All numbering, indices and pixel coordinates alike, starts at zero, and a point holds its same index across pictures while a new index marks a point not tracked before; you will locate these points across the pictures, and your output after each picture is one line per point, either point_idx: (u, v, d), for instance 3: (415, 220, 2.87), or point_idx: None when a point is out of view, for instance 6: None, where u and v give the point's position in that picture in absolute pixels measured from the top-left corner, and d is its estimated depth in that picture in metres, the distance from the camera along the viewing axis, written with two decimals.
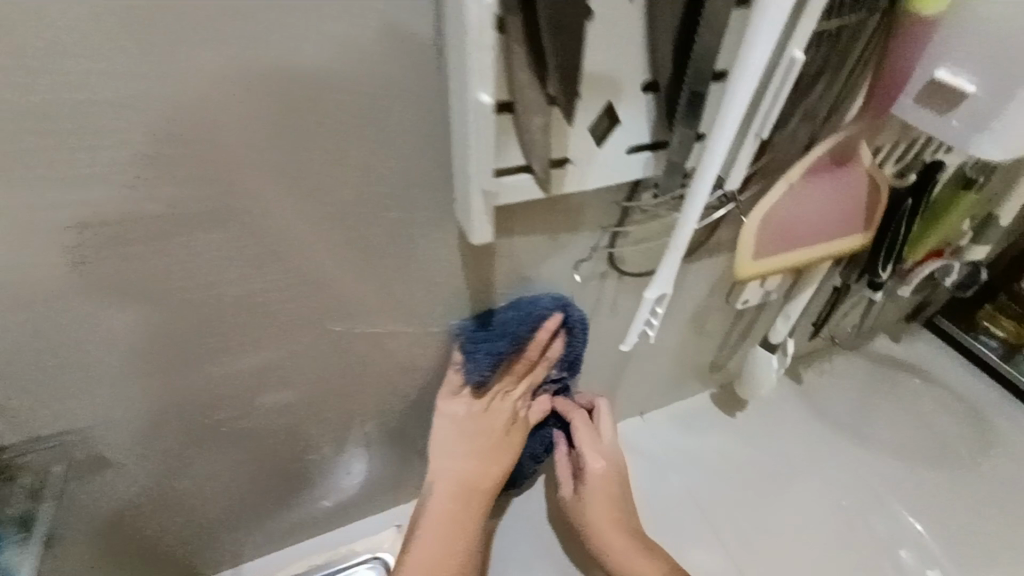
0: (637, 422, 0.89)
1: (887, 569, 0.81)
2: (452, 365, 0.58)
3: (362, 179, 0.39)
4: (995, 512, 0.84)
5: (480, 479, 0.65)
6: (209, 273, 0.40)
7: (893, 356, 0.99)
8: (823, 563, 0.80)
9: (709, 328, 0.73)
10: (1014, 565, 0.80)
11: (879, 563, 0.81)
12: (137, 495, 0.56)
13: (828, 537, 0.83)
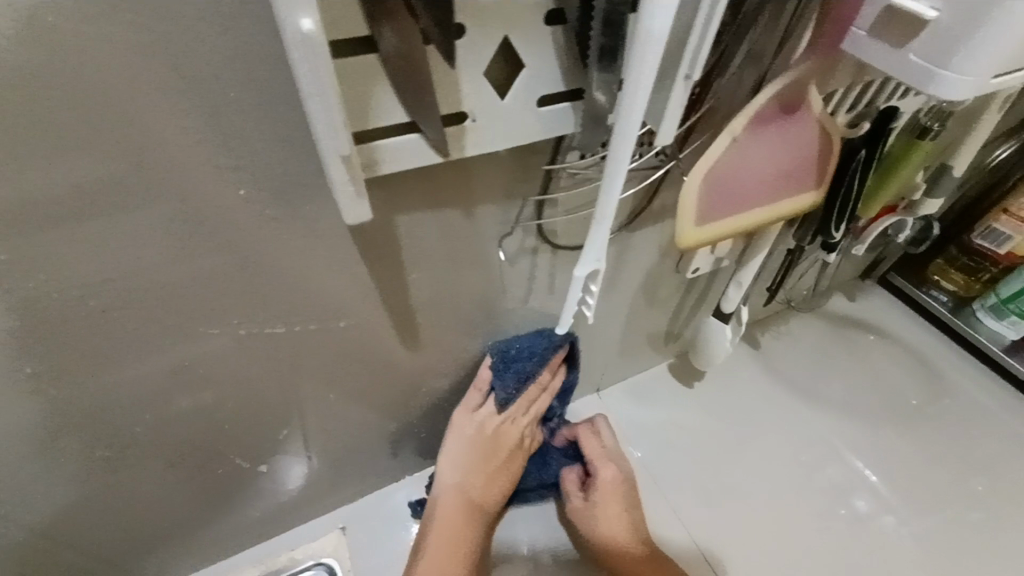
0: (593, 399, 0.85)
1: (843, 519, 0.80)
2: (375, 358, 0.52)
3: (212, 149, 0.31)
4: (946, 461, 0.85)
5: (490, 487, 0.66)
6: (38, 271, 0.32)
7: (848, 315, 0.98)
8: (785, 519, 0.79)
9: (660, 299, 0.68)
10: (965, 511, 0.81)
11: (836, 512, 0.81)
12: (8, 534, 0.48)
13: (788, 493, 0.81)
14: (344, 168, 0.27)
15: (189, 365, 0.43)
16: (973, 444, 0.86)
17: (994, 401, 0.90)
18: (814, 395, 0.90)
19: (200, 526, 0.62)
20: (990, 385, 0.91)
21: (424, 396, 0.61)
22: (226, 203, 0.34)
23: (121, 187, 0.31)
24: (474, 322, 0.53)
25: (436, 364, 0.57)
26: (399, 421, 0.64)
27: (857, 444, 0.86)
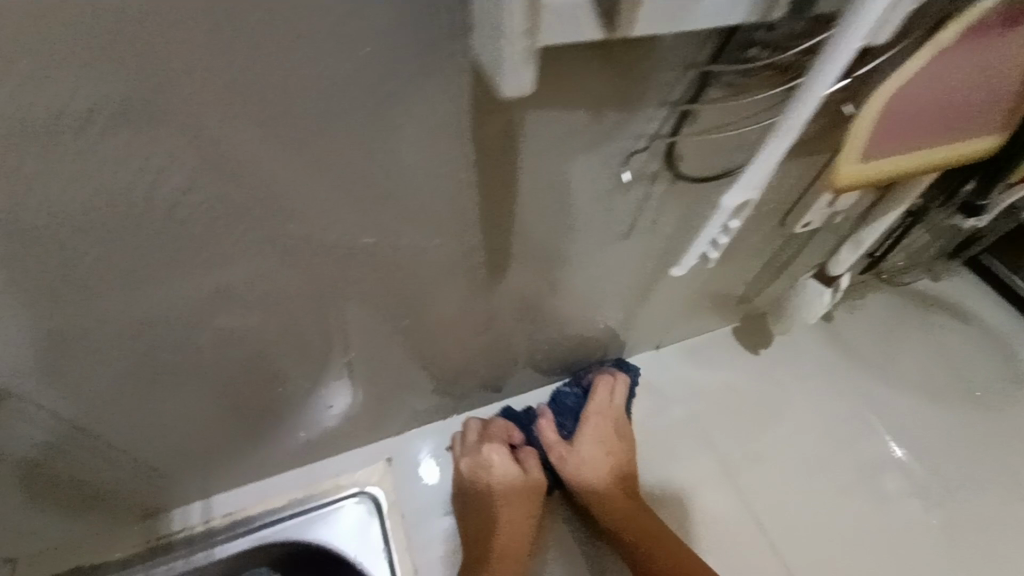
0: (650, 354, 0.80)
1: (876, 495, 0.74)
2: (455, 286, 0.46)
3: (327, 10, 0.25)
4: None
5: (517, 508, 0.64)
6: (98, 132, 0.26)
7: (931, 296, 0.91)
8: (811, 484, 0.74)
9: (752, 252, 0.62)
10: None
11: (871, 489, 0.75)
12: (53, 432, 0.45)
13: (818, 459, 0.76)
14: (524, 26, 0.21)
15: (255, 273, 0.38)
16: None
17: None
18: (887, 372, 0.84)
19: (244, 442, 0.59)
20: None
21: (488, 331, 0.56)
22: (327, 73, 0.27)
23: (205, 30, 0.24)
24: (563, 257, 0.47)
25: (510, 298, 0.52)
26: (458, 355, 0.59)
27: (934, 432, 0.80)
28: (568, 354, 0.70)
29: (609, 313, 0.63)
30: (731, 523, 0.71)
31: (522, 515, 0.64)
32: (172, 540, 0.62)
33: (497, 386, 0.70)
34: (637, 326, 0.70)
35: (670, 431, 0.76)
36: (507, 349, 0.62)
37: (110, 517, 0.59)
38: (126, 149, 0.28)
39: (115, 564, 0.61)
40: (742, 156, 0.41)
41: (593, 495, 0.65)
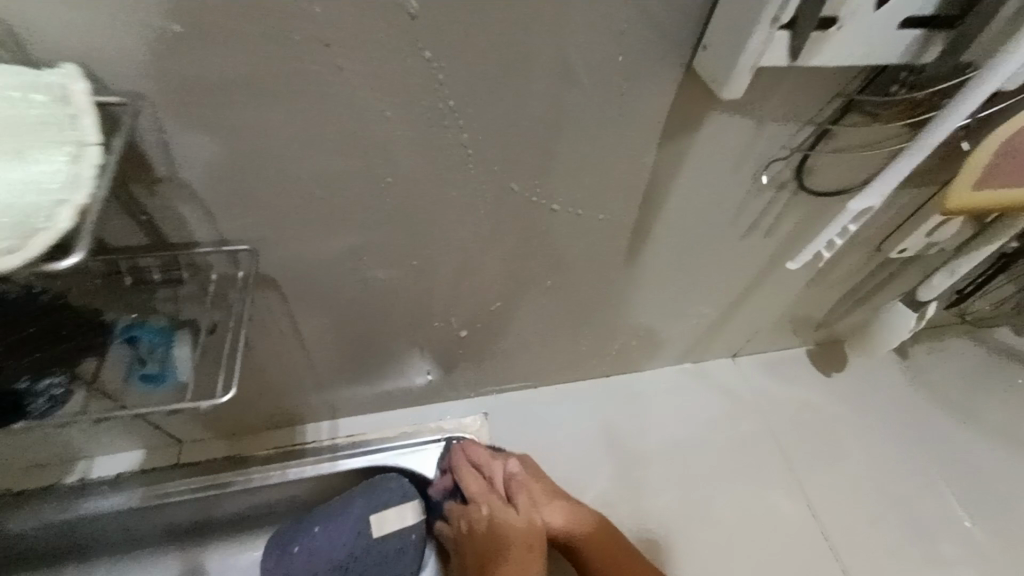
0: (728, 363, 0.86)
1: (930, 528, 0.76)
2: (592, 258, 0.55)
3: (598, 29, 0.35)
4: None
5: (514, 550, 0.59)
6: (437, 95, 0.37)
7: (1014, 348, 0.93)
8: (861, 511, 0.76)
9: (843, 274, 0.68)
10: None
11: (924, 522, 0.77)
12: (269, 329, 0.56)
13: (871, 489, 0.78)
14: (767, 30, 0.32)
15: (467, 220, 0.48)
16: None
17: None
18: (958, 414, 0.86)
19: (384, 370, 0.69)
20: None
21: (606, 306, 0.64)
22: (581, 74, 0.37)
23: (542, 32, 0.35)
24: (687, 245, 0.56)
25: (636, 276, 0.60)
26: (573, 325, 0.68)
27: (1001, 475, 0.82)
28: (658, 346, 0.77)
29: (705, 311, 0.70)
30: (794, 538, 0.73)
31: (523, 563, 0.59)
32: (305, 447, 0.72)
33: (587, 366, 0.78)
34: (724, 331, 0.76)
35: (738, 435, 0.80)
36: (615, 329, 0.70)
37: (266, 413, 0.70)
38: (442, 109, 0.38)
39: (259, 459, 0.70)
40: (862, 177, 0.48)
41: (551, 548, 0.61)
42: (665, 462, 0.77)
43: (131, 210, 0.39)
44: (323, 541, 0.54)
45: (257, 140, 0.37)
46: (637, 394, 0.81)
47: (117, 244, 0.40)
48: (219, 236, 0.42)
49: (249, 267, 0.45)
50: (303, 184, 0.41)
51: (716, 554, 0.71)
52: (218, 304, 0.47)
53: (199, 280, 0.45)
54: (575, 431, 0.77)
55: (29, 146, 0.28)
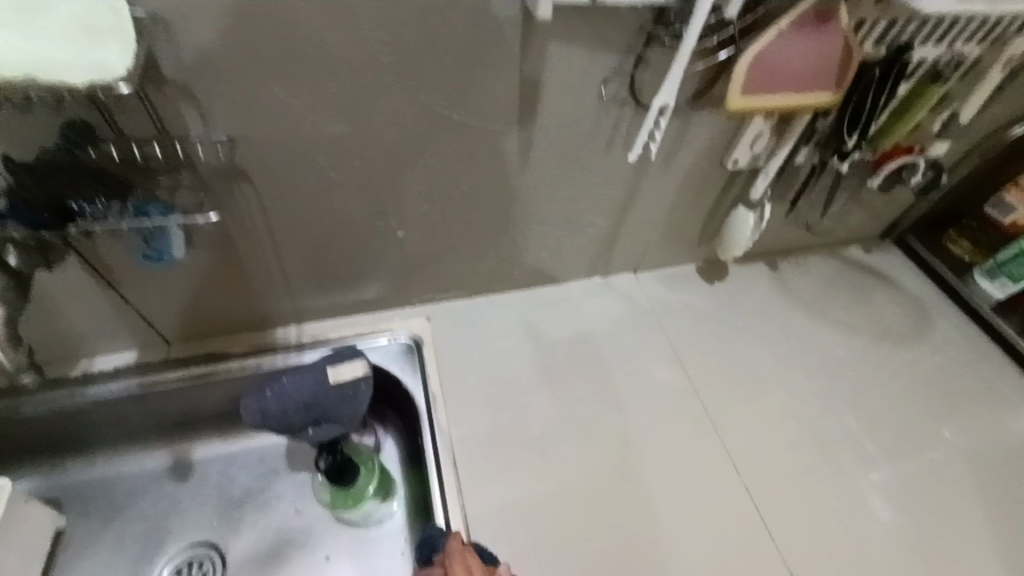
0: (630, 277, 1.02)
1: (796, 404, 0.91)
2: (491, 164, 0.73)
3: None
4: (924, 387, 0.96)
5: None
6: (357, 22, 0.55)
7: (863, 263, 1.11)
8: (748, 403, 0.90)
9: (702, 189, 0.86)
10: (929, 430, 0.91)
11: (790, 403, 0.91)
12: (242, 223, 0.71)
13: (746, 374, 0.94)
14: None
15: (389, 128, 0.65)
16: (947, 374, 0.98)
17: (986, 359, 1.00)
18: (816, 310, 1.03)
19: (336, 276, 0.85)
20: (987, 345, 1.02)
21: (512, 212, 0.81)
22: (456, 8, 0.56)
23: None
24: (565, 152, 0.74)
25: (534, 184, 0.77)
26: (490, 234, 0.84)
27: (849, 358, 0.98)
28: (564, 258, 0.93)
29: (596, 221, 0.87)
30: (670, 399, 0.89)
31: None
32: (276, 344, 0.87)
33: (507, 278, 0.94)
34: (618, 246, 0.94)
35: (639, 335, 0.95)
36: (525, 238, 0.87)
37: (244, 314, 0.86)
38: (363, 32, 0.55)
39: (238, 354, 0.86)
40: (686, 94, 0.69)
41: None
42: (577, 349, 0.93)
43: (144, 102, 0.55)
44: (291, 386, 0.69)
45: (233, 50, 0.54)
46: (555, 299, 0.98)
47: (133, 132, 0.57)
48: (207, 126, 0.59)
49: (227, 154, 0.61)
50: (269, 91, 0.58)
51: (599, 415, 0.86)
52: (206, 189, 0.64)
53: (191, 163, 0.61)
54: (498, 328, 0.94)
55: (86, 44, 0.45)
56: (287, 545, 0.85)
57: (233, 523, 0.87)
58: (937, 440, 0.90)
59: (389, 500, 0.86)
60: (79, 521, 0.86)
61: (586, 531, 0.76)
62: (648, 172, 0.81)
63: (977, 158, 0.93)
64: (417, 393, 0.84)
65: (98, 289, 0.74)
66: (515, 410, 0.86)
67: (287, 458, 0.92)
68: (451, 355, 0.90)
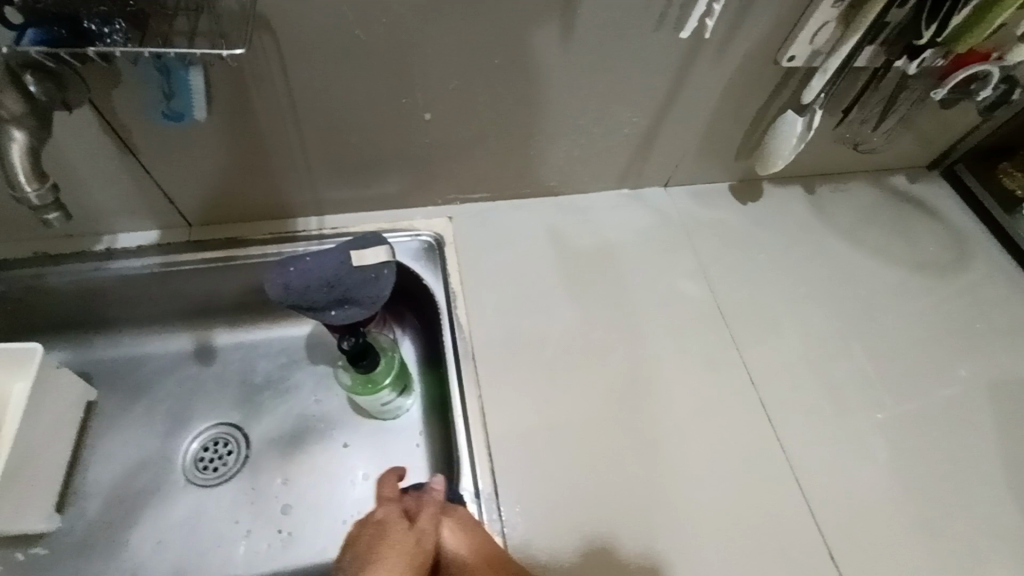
0: (660, 190, 0.98)
1: (816, 328, 0.89)
2: (528, 38, 0.69)
3: None
4: (955, 322, 0.92)
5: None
6: None
7: (907, 193, 1.03)
8: (767, 321, 0.88)
9: (751, 90, 0.80)
10: (949, 368, 0.88)
11: (812, 327, 0.89)
12: (263, 83, 0.68)
13: (772, 294, 0.91)
14: None
15: None
16: (980, 312, 0.93)
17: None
18: (850, 238, 0.97)
19: (357, 165, 0.82)
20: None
21: (543, 100, 0.77)
22: None
23: None
24: (608, 28, 0.69)
25: (569, 67, 0.73)
26: (519, 126, 0.81)
27: (880, 288, 0.94)
28: (594, 161, 0.89)
29: (632, 119, 0.82)
30: (691, 313, 0.87)
31: None
32: (297, 234, 0.86)
33: (531, 181, 0.91)
34: (652, 152, 0.89)
35: (662, 247, 0.92)
36: (556, 133, 0.83)
37: (264, 199, 0.84)
38: None
39: (260, 241, 0.85)
40: None
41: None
42: (598, 257, 0.90)
43: None
44: (313, 265, 0.69)
45: None
46: (578, 208, 0.94)
47: None
48: None
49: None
50: None
51: (618, 322, 0.85)
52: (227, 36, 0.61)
53: (210, 4, 0.59)
54: (519, 233, 0.91)
55: None
56: (307, 430, 0.88)
57: (256, 407, 0.90)
58: (953, 370, 0.88)
59: (406, 395, 0.86)
60: (109, 396, 0.89)
61: (598, 429, 0.77)
62: (697, 64, 0.75)
63: None
64: (437, 291, 0.84)
65: (117, 154, 0.72)
66: (534, 312, 0.84)
67: (307, 350, 0.94)
68: (469, 256, 0.88)
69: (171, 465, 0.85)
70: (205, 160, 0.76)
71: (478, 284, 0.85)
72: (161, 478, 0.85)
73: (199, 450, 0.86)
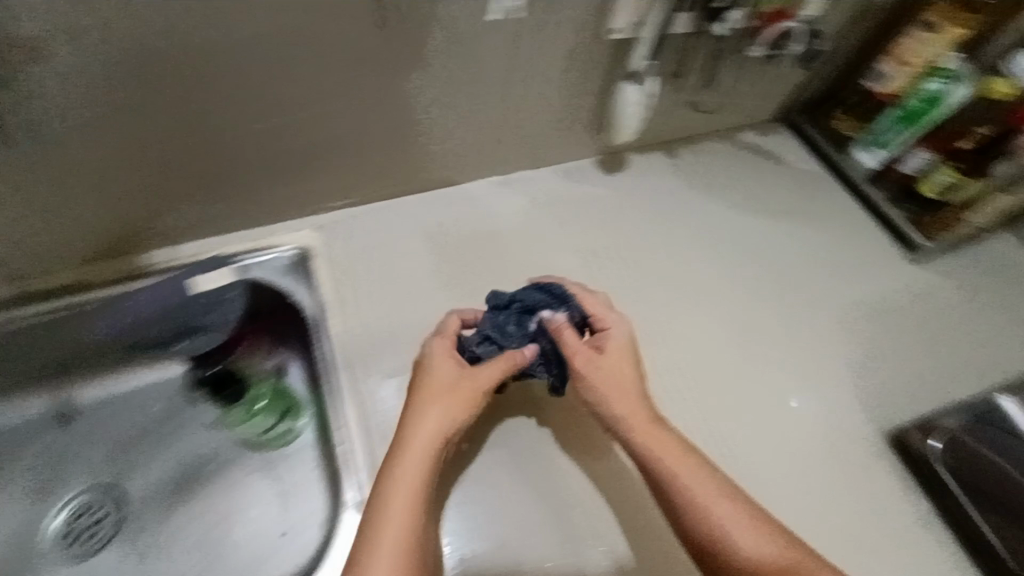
0: (531, 174, 0.99)
1: (689, 287, 0.91)
2: (341, 35, 0.66)
3: None
4: (817, 258, 0.96)
5: (426, 400, 0.66)
6: None
7: (757, 146, 1.09)
8: (643, 286, 0.91)
9: (584, 65, 0.81)
10: (819, 302, 0.92)
11: (686, 285, 0.92)
12: (52, 114, 0.62)
13: (644, 260, 0.94)
14: None
15: None
16: (838, 247, 0.97)
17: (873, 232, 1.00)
18: (710, 192, 1.02)
19: (196, 187, 0.77)
20: (862, 214, 1.02)
21: (379, 97, 0.75)
22: None
23: None
24: (424, 19, 0.68)
25: (395, 61, 0.71)
26: (360, 125, 0.78)
27: (746, 238, 0.97)
28: (451, 153, 0.88)
29: (477, 106, 0.81)
30: None
31: (450, 414, 0.65)
32: (146, 270, 0.80)
33: (393, 181, 0.89)
34: (508, 136, 0.89)
35: (533, 230, 0.94)
36: (404, 130, 0.81)
37: (99, 239, 0.77)
38: None
39: (101, 282, 0.78)
40: None
41: (599, 372, 0.68)
42: (474, 249, 0.90)
43: None
44: (148, 297, 0.76)
45: None
46: (450, 201, 0.94)
47: None
48: None
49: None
50: None
51: None
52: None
53: None
54: (385, 237, 0.88)
55: None
56: (191, 477, 0.82)
57: (129, 461, 0.83)
58: (813, 299, 0.92)
59: (295, 416, 0.84)
60: None
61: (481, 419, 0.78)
62: (524, 46, 0.76)
63: (856, 25, 0.92)
64: (308, 311, 0.80)
65: None
66: (411, 312, 0.83)
67: (183, 390, 0.86)
68: (331, 268, 0.84)
69: (36, 541, 0.78)
70: (10, 206, 0.68)
71: (344, 297, 0.82)
72: (27, 555, 0.78)
73: (65, 523, 0.79)
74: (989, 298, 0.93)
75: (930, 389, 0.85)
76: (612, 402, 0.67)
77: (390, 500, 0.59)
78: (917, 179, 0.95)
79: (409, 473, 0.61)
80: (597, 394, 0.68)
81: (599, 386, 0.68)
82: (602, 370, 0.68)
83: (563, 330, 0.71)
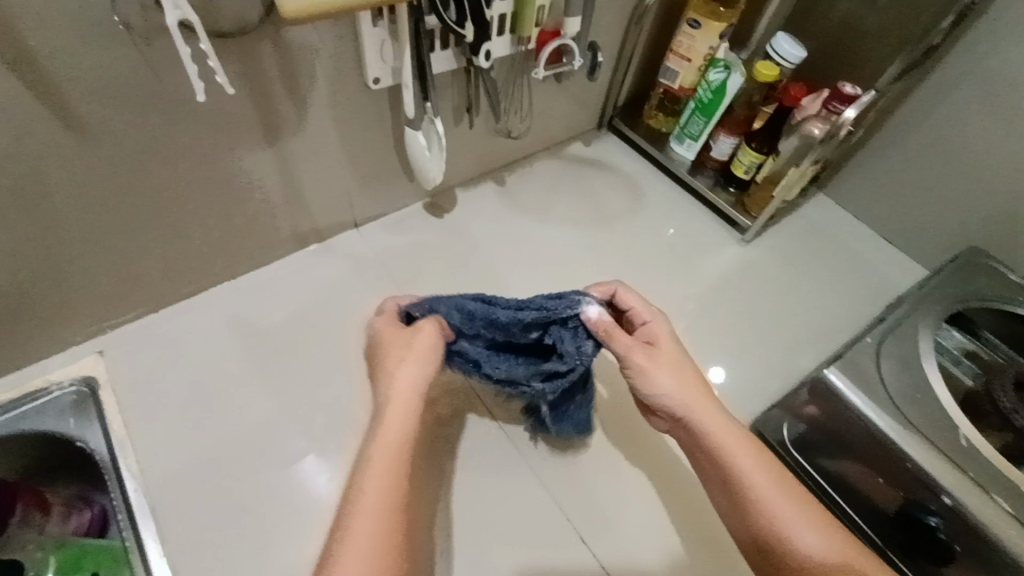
0: (353, 235, 0.92)
1: None
2: (32, 156, 0.56)
3: None
4: (657, 259, 0.96)
5: (387, 371, 0.63)
6: None
7: (584, 157, 1.08)
8: None
9: (360, 122, 0.75)
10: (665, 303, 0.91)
11: None
12: None
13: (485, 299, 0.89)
14: None
15: None
16: (674, 243, 0.98)
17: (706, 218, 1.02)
18: (542, 212, 1.00)
19: None
20: (692, 204, 1.03)
21: (120, 208, 0.65)
22: None
23: None
24: (136, 120, 0.59)
25: (123, 168, 0.62)
26: (116, 234, 0.67)
27: (585, 253, 0.96)
28: (244, 236, 0.79)
29: (252, 186, 0.73)
30: None
31: (418, 373, 0.63)
32: None
33: (183, 281, 0.79)
34: (306, 205, 0.82)
35: (360, 293, 0.87)
36: (171, 231, 0.71)
37: None
38: None
39: None
40: (255, 13, 0.56)
41: (672, 375, 0.65)
42: (295, 332, 0.82)
43: None
44: None
45: None
46: (262, 285, 0.85)
47: None
48: None
49: None
50: None
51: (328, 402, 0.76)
52: None
53: None
54: (190, 344, 0.79)
55: None
56: None
57: None
58: (661, 302, 0.91)
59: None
60: None
61: (320, 520, 0.69)
62: (280, 119, 0.68)
63: (633, 29, 0.92)
64: (102, 457, 0.71)
65: None
66: (222, 424, 0.74)
67: None
68: (127, 397, 0.74)
69: None
70: None
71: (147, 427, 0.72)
72: None
73: None
74: (819, 264, 0.96)
75: (781, 366, 0.86)
76: (692, 403, 0.63)
77: (365, 488, 0.54)
78: (729, 162, 0.99)
79: (385, 455, 0.56)
80: (674, 397, 0.64)
81: (676, 386, 0.64)
82: (673, 372, 0.65)
83: (612, 331, 0.66)
